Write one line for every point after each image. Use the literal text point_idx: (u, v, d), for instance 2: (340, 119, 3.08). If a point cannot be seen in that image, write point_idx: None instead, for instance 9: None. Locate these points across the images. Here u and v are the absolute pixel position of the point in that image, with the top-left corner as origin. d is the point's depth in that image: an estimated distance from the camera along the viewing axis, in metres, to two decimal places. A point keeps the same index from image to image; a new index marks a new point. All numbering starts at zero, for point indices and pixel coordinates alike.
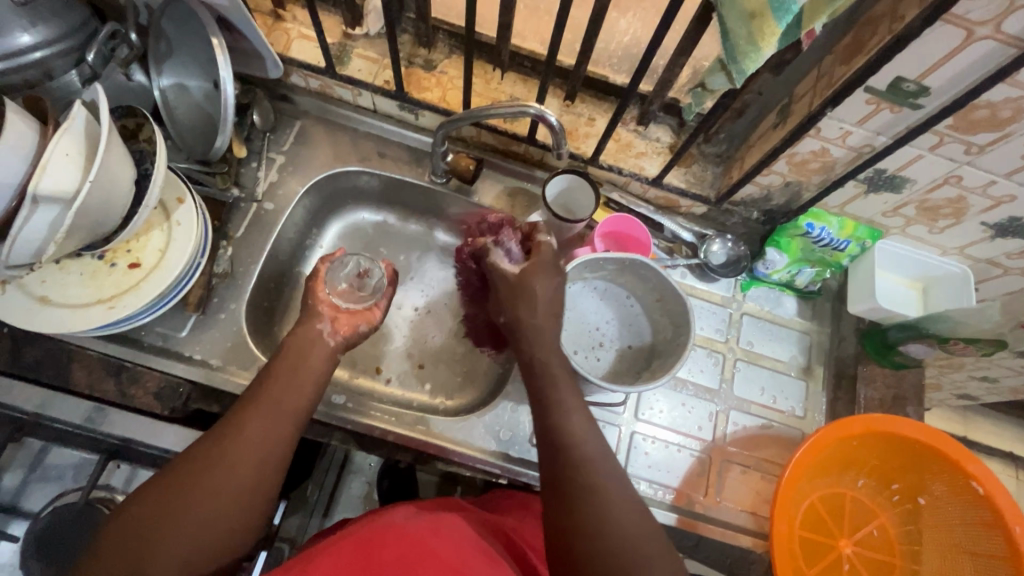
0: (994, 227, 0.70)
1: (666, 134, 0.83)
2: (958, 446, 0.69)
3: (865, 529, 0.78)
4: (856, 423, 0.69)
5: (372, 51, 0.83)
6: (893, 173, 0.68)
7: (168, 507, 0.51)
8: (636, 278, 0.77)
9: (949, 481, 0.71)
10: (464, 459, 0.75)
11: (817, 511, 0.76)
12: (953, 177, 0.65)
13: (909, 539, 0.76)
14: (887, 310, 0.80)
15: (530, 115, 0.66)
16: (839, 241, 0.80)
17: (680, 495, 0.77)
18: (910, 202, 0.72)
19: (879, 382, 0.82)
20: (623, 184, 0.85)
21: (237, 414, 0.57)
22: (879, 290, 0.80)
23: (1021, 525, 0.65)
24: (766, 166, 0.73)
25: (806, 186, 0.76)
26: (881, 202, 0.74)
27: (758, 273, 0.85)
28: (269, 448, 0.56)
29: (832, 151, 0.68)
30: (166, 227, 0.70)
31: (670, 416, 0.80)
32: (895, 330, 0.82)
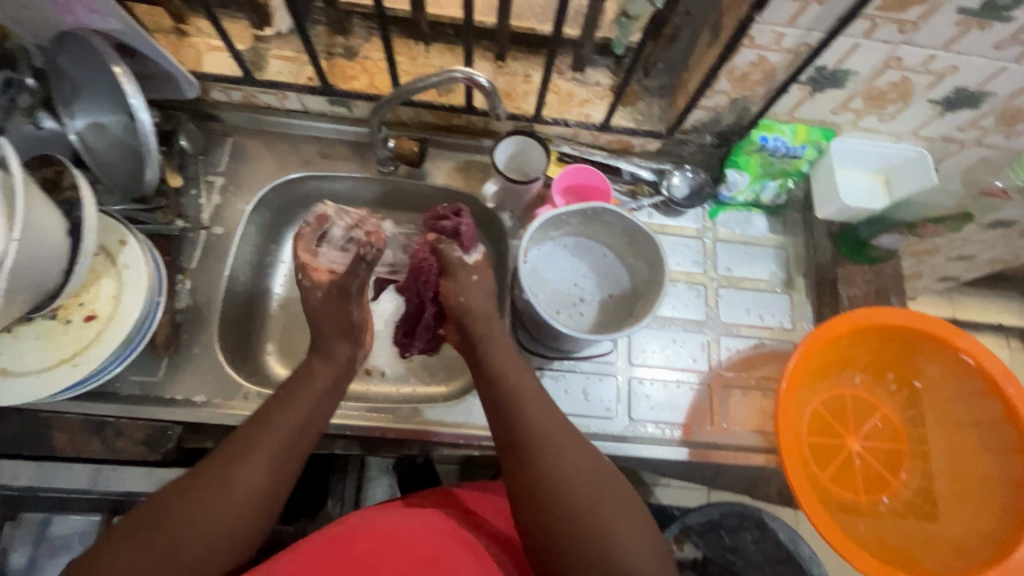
0: (942, 102, 0.71)
1: (605, 76, 0.82)
2: (944, 324, 0.69)
3: (870, 422, 0.80)
4: (843, 323, 0.69)
5: (288, 49, 0.79)
6: (834, 69, 0.68)
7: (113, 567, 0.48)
8: (602, 226, 0.76)
9: (940, 358, 0.72)
10: (471, 439, 0.75)
11: (821, 415, 0.79)
12: (894, 60, 0.65)
13: (913, 423, 0.78)
14: (855, 208, 0.79)
15: (459, 78, 0.64)
16: (795, 148, 0.79)
17: (689, 429, 0.77)
18: (856, 94, 0.71)
19: (860, 280, 0.83)
20: (572, 135, 0.84)
21: (221, 463, 0.54)
22: (843, 190, 0.80)
23: (1014, 386, 0.66)
24: (709, 87, 0.72)
25: (752, 99, 0.75)
26: (829, 100, 0.73)
27: (723, 197, 0.85)
28: (254, 503, 0.54)
29: (769, 57, 0.67)
30: (114, 273, 0.67)
31: (664, 355, 0.81)
32: (866, 226, 0.83)
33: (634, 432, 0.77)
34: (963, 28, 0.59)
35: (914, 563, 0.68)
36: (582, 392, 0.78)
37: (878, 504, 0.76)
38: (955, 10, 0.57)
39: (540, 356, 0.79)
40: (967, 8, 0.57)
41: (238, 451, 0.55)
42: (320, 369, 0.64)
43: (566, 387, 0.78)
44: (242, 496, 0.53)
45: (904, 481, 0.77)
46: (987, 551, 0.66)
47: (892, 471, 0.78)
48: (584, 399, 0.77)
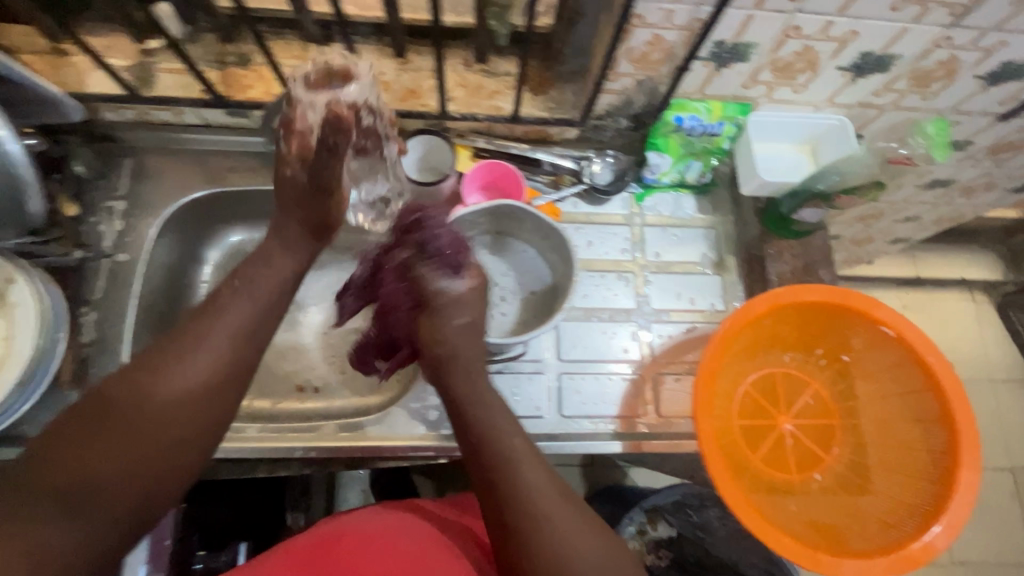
0: (852, 69, 0.72)
1: (513, 65, 0.79)
2: (863, 296, 0.69)
3: (800, 400, 0.81)
4: (759, 303, 0.68)
5: (178, 60, 0.75)
6: (733, 42, 0.67)
7: (68, 465, 0.49)
8: (514, 223, 0.75)
9: (863, 332, 0.72)
10: (395, 451, 0.73)
11: (750, 396, 0.80)
12: (791, 29, 0.65)
13: (842, 397, 0.79)
14: (775, 181, 0.77)
15: (326, 104, 0.61)
16: (712, 126, 0.78)
17: (621, 421, 0.76)
18: (761, 66, 0.71)
19: (788, 255, 0.81)
20: (486, 129, 0.82)
21: (159, 355, 0.54)
22: (760, 164, 0.79)
23: (934, 355, 0.67)
24: (611, 68, 0.70)
25: (658, 79, 0.73)
26: (737, 75, 0.73)
27: (648, 180, 0.83)
28: (199, 394, 0.54)
29: (665, 35, 0.66)
30: (6, 312, 0.65)
31: (592, 348, 0.79)
32: (788, 199, 0.79)
33: (565, 429, 0.75)
34: None
35: (840, 535, 0.68)
36: (511, 392, 0.76)
37: (810, 481, 0.76)
38: None
39: None
40: None
41: (180, 340, 0.55)
42: (280, 260, 0.64)
43: (495, 389, 0.76)
44: (182, 388, 0.53)
45: (835, 456, 0.78)
46: (911, 524, 0.65)
47: (825, 447, 0.79)
48: (512, 399, 0.76)
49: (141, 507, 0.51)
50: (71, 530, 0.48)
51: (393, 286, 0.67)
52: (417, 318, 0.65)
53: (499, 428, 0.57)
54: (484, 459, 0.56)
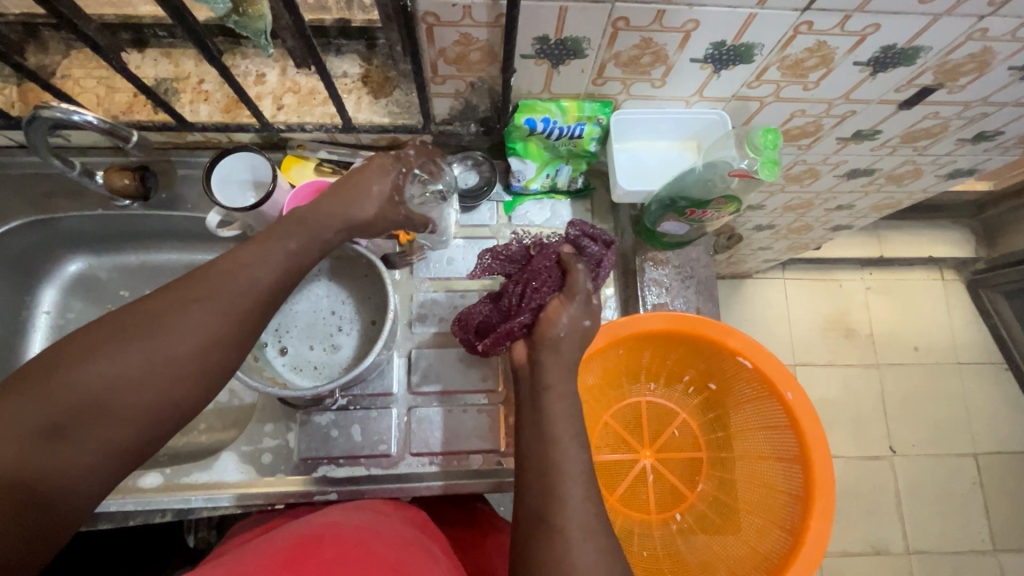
0: (708, 60, 0.71)
1: (354, 65, 0.84)
2: (718, 326, 0.73)
3: (668, 432, 0.89)
4: (608, 334, 0.73)
5: (4, 98, 0.81)
6: (557, 39, 0.67)
7: (79, 380, 0.52)
8: (353, 267, 0.84)
9: (725, 359, 0.77)
10: (278, 497, 0.81)
11: (617, 427, 0.88)
12: (620, 20, 0.64)
13: (711, 427, 0.86)
14: (640, 188, 0.82)
15: (60, 117, 0.66)
16: (569, 127, 0.81)
17: (485, 440, 0.84)
18: (605, 61, 0.71)
19: (667, 262, 0.89)
20: (328, 139, 0.88)
21: (178, 304, 0.57)
22: (627, 168, 0.83)
23: (791, 390, 0.70)
24: (432, 73, 0.73)
25: (493, 82, 0.76)
26: (580, 72, 0.73)
27: (517, 188, 0.91)
28: (192, 363, 0.57)
29: (474, 35, 0.66)
30: None
31: (474, 378, 0.86)
32: (653, 206, 0.83)
33: (410, 467, 0.83)
34: None
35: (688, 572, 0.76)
36: (360, 430, 0.83)
37: (671, 519, 0.85)
38: None
39: (294, 402, 0.84)
40: None
41: (194, 299, 0.58)
42: (273, 248, 0.63)
43: (320, 431, 0.84)
44: (190, 347, 0.56)
45: (699, 493, 0.85)
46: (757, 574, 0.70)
47: (691, 483, 0.86)
48: (360, 436, 0.83)
49: (128, 451, 0.55)
50: (59, 436, 0.51)
51: (515, 292, 0.71)
52: (508, 300, 0.72)
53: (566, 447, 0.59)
54: (546, 480, 0.58)
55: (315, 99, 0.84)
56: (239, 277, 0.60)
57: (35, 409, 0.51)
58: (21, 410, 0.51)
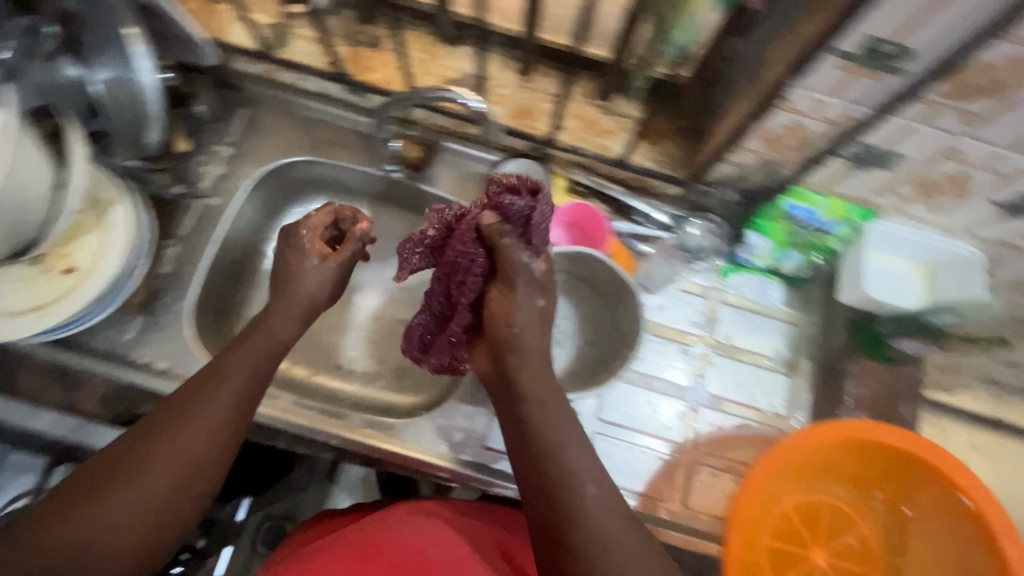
0: (1004, 207, 0.61)
1: (633, 108, 0.76)
2: (944, 455, 0.59)
3: (844, 538, 0.69)
4: (831, 429, 0.61)
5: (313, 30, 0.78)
6: (881, 149, 0.60)
7: (121, 481, 0.48)
8: (586, 269, 0.71)
9: (933, 489, 0.62)
10: (425, 463, 0.72)
11: (790, 519, 0.67)
12: (951, 151, 0.56)
13: (892, 546, 0.68)
14: (880, 301, 0.72)
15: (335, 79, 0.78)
16: (827, 223, 0.72)
17: (646, 500, 0.72)
18: (903, 179, 0.63)
19: (872, 381, 0.73)
20: (589, 164, 0.79)
21: (207, 388, 0.53)
22: (871, 278, 0.73)
23: (1013, 545, 0.55)
24: (737, 143, 0.65)
25: (785, 164, 0.67)
26: (871, 179, 0.65)
27: (740, 259, 0.79)
28: (193, 475, 0.50)
29: (808, 124, 0.59)
30: (100, 229, 0.68)
31: (661, 422, 0.75)
32: (888, 321, 0.73)
33: None
34: None
35: None
36: None
37: None
38: None
39: None
40: None
41: (196, 390, 0.53)
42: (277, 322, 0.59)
43: None
44: (201, 434, 0.51)
45: None
46: None
47: None
48: None
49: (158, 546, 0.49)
50: (109, 542, 0.47)
51: (451, 283, 0.59)
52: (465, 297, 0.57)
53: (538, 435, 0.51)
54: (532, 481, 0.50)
55: (596, 129, 0.77)
56: (213, 380, 0.53)
57: (100, 507, 0.47)
58: (100, 500, 0.47)
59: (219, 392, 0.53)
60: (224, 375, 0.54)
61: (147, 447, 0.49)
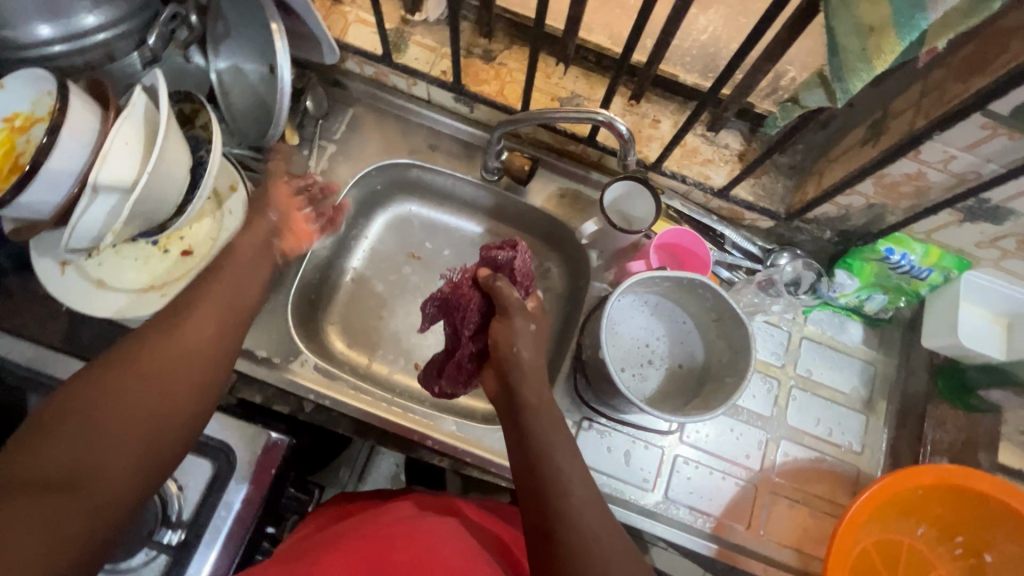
0: None
1: (736, 141, 0.78)
2: None
3: None
4: (925, 474, 0.62)
5: (429, 38, 0.80)
6: (997, 205, 0.61)
7: (148, 357, 0.47)
8: (692, 297, 0.72)
9: (1020, 540, 0.63)
10: (503, 469, 0.72)
11: (871, 557, 0.69)
12: None
13: None
14: (969, 349, 0.73)
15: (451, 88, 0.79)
16: (920, 268, 0.74)
17: (721, 525, 0.73)
18: (1010, 235, 0.65)
19: (950, 425, 0.77)
20: (684, 192, 0.80)
21: (172, 316, 0.52)
22: (962, 326, 0.73)
23: None
24: (850, 185, 0.67)
25: (891, 209, 0.69)
26: (977, 232, 0.67)
27: (825, 296, 0.80)
28: (193, 363, 0.50)
29: (929, 174, 0.61)
30: (218, 216, 0.71)
31: (739, 448, 0.76)
32: (977, 370, 0.76)
33: (665, 511, 0.73)
34: None
35: None
36: (624, 454, 0.74)
37: None
38: None
39: (589, 405, 0.75)
40: None
41: (186, 306, 0.53)
42: (258, 245, 0.64)
43: (610, 444, 0.74)
44: (206, 334, 0.52)
45: None
46: None
47: None
48: (624, 461, 0.74)
49: (183, 443, 0.48)
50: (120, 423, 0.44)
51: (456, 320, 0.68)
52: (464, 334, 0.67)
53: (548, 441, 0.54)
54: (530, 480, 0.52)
55: (697, 158, 0.78)
56: (218, 289, 0.56)
57: (123, 404, 0.45)
58: (110, 393, 0.45)
59: (218, 294, 0.56)
60: (217, 273, 0.58)
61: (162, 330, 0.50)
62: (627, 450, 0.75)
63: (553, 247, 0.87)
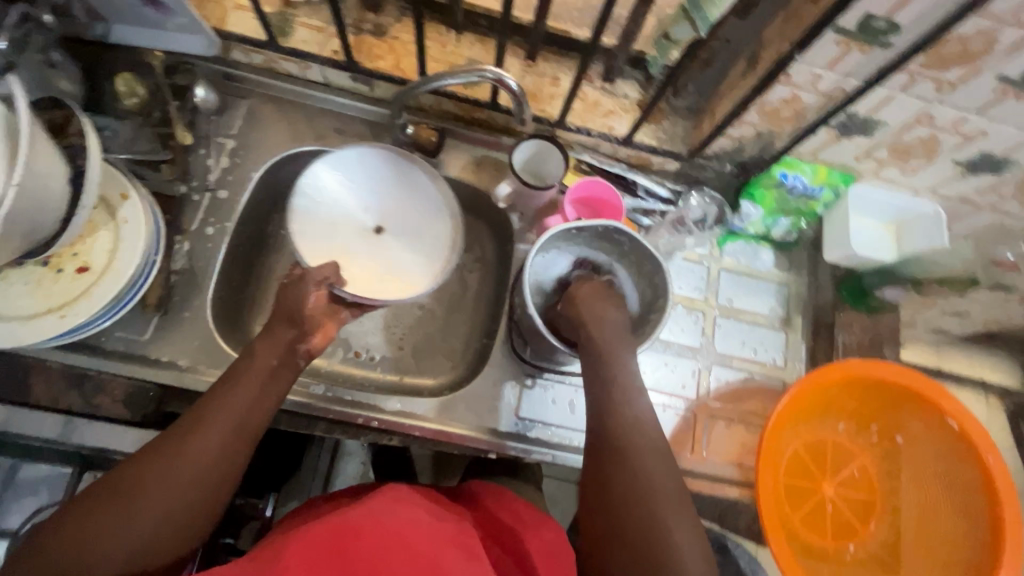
0: (966, 165, 0.69)
1: (633, 89, 0.81)
2: (933, 385, 0.68)
3: (846, 470, 0.76)
4: (835, 371, 0.68)
5: (315, 19, 0.78)
6: (865, 117, 0.67)
7: (158, 480, 0.49)
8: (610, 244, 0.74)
9: (923, 419, 0.71)
10: (453, 438, 0.73)
11: (801, 457, 0.75)
12: (925, 116, 0.64)
13: (887, 475, 0.76)
14: (863, 256, 0.79)
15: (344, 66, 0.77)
16: (812, 188, 0.79)
17: None
18: (882, 144, 0.70)
19: (857, 327, 0.84)
20: (592, 144, 0.82)
21: (179, 431, 0.51)
22: (854, 236, 0.80)
23: (994, 455, 0.66)
24: (738, 116, 0.71)
25: (778, 135, 0.73)
26: (854, 146, 0.73)
27: (735, 227, 0.84)
28: (195, 506, 0.50)
29: (803, 96, 0.66)
30: (113, 226, 0.66)
31: (673, 381, 0.80)
32: (873, 276, 0.85)
33: None
34: (1000, 96, 0.58)
35: None
36: (568, 404, 0.77)
37: (843, 551, 0.74)
38: (994, 77, 0.56)
39: (529, 363, 0.76)
40: (1006, 77, 0.56)
41: (199, 413, 0.53)
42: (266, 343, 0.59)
43: (554, 397, 0.77)
44: (210, 459, 0.51)
45: (871, 531, 0.74)
46: None
47: (862, 520, 0.75)
48: (569, 411, 0.76)
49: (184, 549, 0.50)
50: (124, 543, 0.46)
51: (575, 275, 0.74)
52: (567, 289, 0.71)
53: (632, 461, 0.55)
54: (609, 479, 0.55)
55: (598, 110, 0.80)
56: (232, 403, 0.54)
57: (122, 525, 0.47)
58: (123, 508, 0.47)
59: (232, 404, 0.54)
60: (238, 380, 0.56)
61: (174, 446, 0.50)
62: (572, 399, 0.77)
63: (478, 218, 0.88)
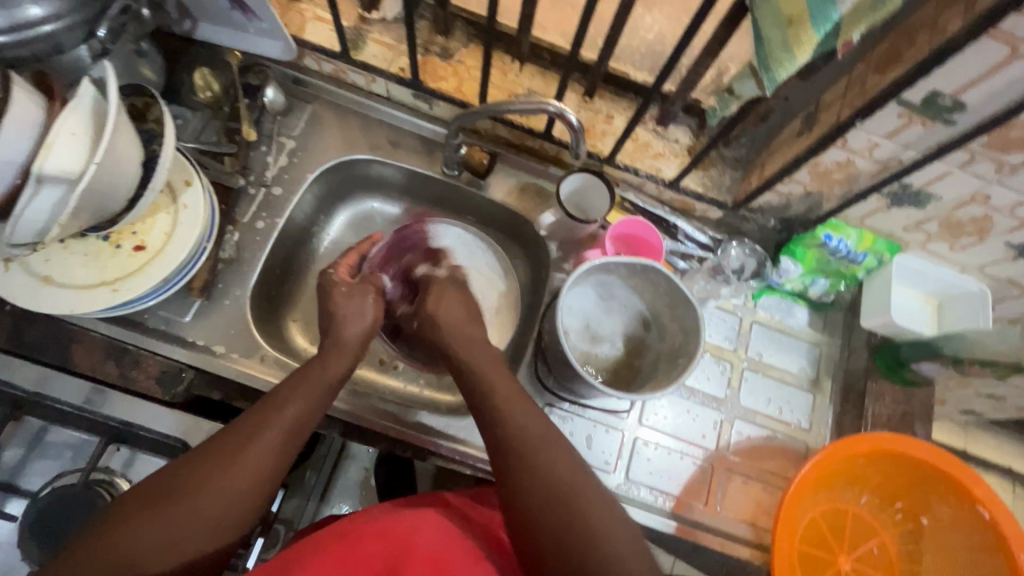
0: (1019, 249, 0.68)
1: (685, 135, 0.82)
2: (967, 470, 0.66)
3: (865, 545, 0.75)
4: (863, 442, 0.66)
5: (388, 36, 0.81)
6: (919, 188, 0.66)
7: (209, 488, 0.51)
8: (646, 283, 0.74)
9: (951, 504, 0.68)
10: (467, 458, 0.73)
11: (819, 526, 0.73)
12: (981, 196, 0.63)
13: (908, 557, 0.73)
14: (901, 326, 0.78)
15: (410, 83, 0.80)
16: (856, 253, 0.78)
17: (680, 503, 0.75)
18: (933, 218, 0.70)
19: (889, 399, 0.81)
20: (638, 184, 0.84)
21: (232, 443, 0.54)
22: (894, 305, 0.78)
23: None
24: (788, 174, 0.71)
25: (827, 196, 0.74)
26: (903, 216, 0.72)
27: (773, 282, 0.83)
28: (238, 514, 0.52)
29: (857, 162, 0.66)
30: (173, 210, 0.69)
31: (694, 428, 0.79)
32: (909, 346, 0.81)
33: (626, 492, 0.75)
34: None
35: None
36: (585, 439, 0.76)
37: None
38: None
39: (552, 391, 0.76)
40: None
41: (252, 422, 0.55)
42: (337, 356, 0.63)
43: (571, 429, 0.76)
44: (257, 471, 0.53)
45: None
46: None
47: None
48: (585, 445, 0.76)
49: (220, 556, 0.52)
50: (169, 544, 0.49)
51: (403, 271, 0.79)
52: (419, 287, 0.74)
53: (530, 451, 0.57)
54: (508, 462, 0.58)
55: (648, 151, 0.82)
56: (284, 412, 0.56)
57: (171, 529, 0.50)
58: (172, 510, 0.50)
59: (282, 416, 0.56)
60: (292, 391, 0.58)
61: (228, 456, 0.53)
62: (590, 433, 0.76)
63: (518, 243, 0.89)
